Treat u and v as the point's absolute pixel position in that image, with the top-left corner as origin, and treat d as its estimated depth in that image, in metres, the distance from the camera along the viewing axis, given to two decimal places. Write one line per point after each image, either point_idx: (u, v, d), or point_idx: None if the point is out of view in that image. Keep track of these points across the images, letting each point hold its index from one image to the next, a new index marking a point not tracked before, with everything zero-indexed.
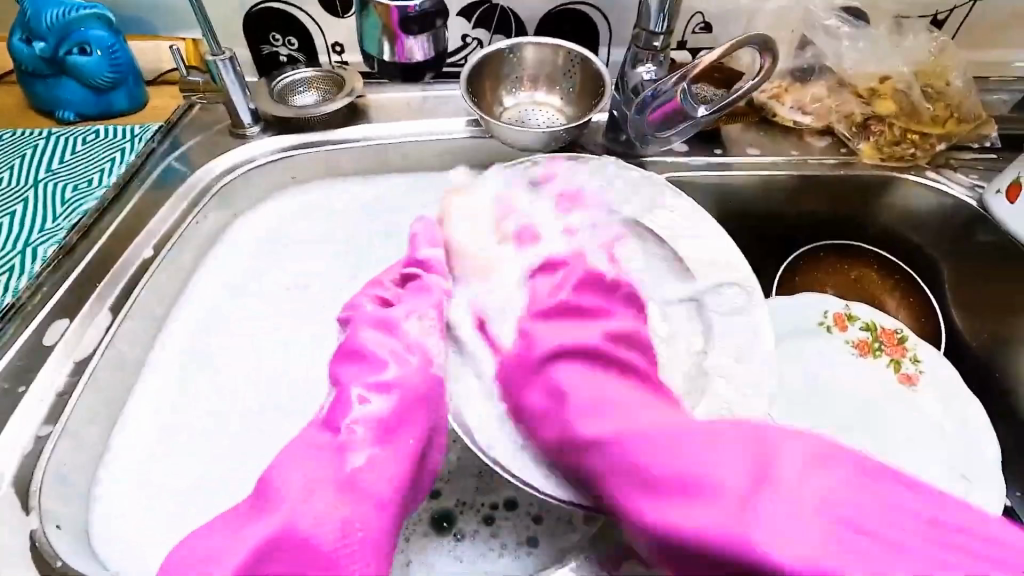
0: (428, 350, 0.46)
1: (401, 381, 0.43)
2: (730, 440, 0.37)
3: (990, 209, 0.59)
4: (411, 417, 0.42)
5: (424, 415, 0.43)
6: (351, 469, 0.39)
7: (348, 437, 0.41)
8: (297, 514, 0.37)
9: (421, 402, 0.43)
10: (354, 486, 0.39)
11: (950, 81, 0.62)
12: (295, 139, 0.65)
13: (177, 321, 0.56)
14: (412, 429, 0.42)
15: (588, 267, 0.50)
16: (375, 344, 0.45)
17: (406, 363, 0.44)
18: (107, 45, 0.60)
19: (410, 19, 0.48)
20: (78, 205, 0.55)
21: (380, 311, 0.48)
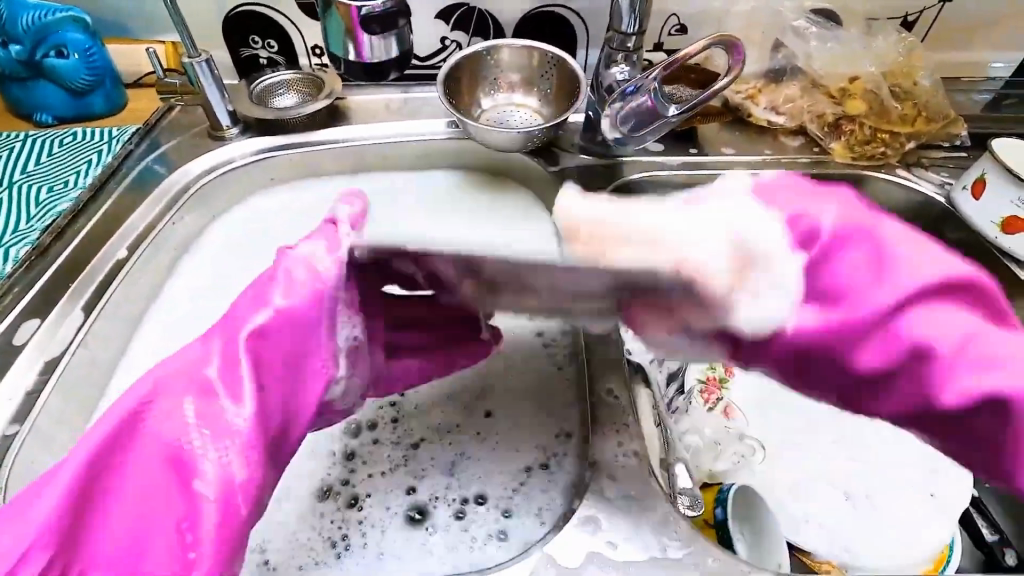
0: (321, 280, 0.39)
1: (284, 302, 0.38)
2: (941, 313, 0.36)
3: (957, 206, 0.59)
4: (289, 342, 0.38)
5: (303, 337, 0.38)
6: (210, 374, 0.36)
7: (213, 352, 0.36)
8: (143, 423, 0.34)
9: (303, 324, 0.38)
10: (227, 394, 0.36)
11: (918, 81, 0.63)
12: (273, 140, 0.65)
13: (152, 323, 0.56)
14: (291, 351, 0.38)
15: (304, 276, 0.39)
16: (280, 269, 0.39)
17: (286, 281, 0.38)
18: (84, 47, 0.60)
19: (373, 18, 0.49)
20: (52, 206, 0.56)
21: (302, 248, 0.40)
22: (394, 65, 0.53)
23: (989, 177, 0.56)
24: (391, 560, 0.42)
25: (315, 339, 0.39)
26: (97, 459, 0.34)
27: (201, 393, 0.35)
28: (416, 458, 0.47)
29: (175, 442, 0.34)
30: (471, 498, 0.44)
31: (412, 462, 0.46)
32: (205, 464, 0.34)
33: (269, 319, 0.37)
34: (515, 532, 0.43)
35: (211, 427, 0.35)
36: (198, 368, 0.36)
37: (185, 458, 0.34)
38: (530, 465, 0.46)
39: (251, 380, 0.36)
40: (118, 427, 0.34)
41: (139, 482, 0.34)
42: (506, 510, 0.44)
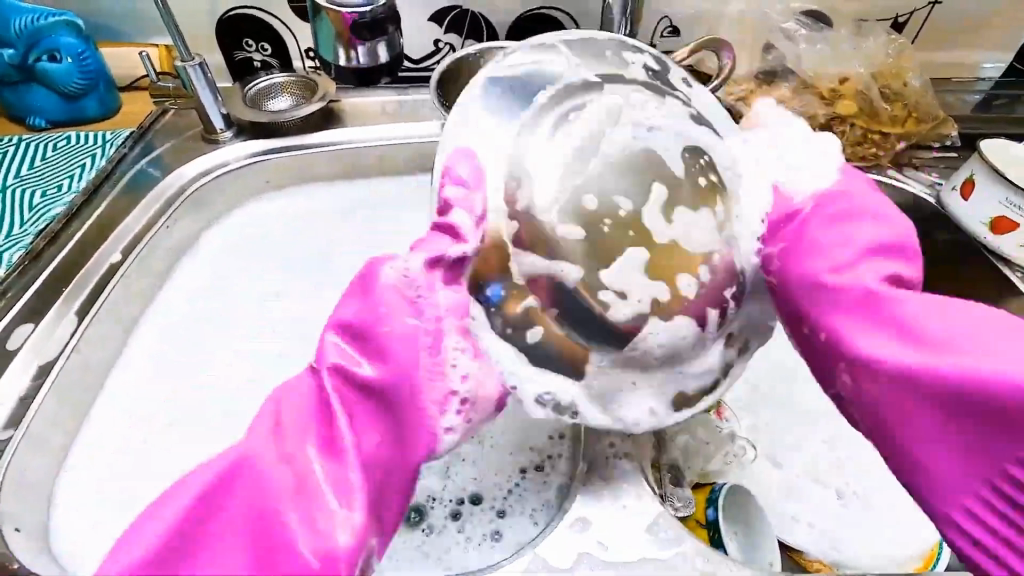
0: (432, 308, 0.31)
1: (389, 324, 0.30)
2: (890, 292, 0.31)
3: (947, 206, 0.60)
4: (399, 382, 0.30)
5: (416, 375, 0.30)
6: (315, 415, 0.30)
7: (334, 390, 0.30)
8: (263, 452, 0.29)
9: (414, 358, 0.30)
10: (324, 444, 0.30)
11: (907, 82, 0.63)
12: (267, 143, 0.65)
13: (148, 326, 0.56)
14: (401, 395, 0.30)
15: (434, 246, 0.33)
16: (388, 285, 0.31)
17: (383, 301, 0.31)
18: (77, 51, 0.61)
19: (362, 25, 0.49)
20: (46, 211, 0.56)
21: (404, 254, 0.32)
22: (384, 69, 0.53)
23: (978, 177, 0.56)
24: (386, 561, 0.42)
25: (434, 371, 0.30)
26: (204, 492, 0.28)
27: (303, 437, 0.29)
28: None
29: (264, 502, 0.28)
30: (465, 499, 0.45)
31: None
32: (298, 533, 0.27)
33: (370, 355, 0.31)
34: (508, 532, 0.43)
35: (300, 482, 0.28)
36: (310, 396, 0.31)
37: (281, 525, 0.27)
38: (523, 467, 0.46)
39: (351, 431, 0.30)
40: (224, 476, 0.28)
41: (236, 533, 0.28)
42: (500, 511, 0.44)
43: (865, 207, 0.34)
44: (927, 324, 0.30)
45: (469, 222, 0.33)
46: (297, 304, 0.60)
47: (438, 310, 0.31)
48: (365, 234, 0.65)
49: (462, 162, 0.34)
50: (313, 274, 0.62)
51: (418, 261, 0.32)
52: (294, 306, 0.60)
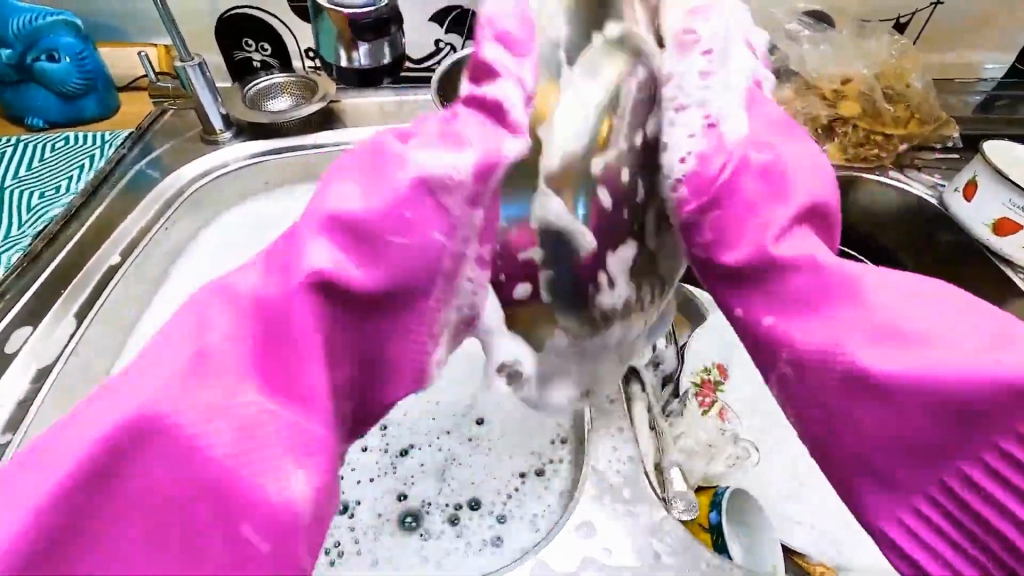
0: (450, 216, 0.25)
1: (396, 232, 0.24)
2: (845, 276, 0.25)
3: (949, 206, 0.59)
4: (404, 286, 0.24)
5: (425, 289, 0.25)
6: (263, 333, 0.22)
7: (311, 308, 0.22)
8: (176, 393, 0.20)
9: (421, 274, 0.24)
10: (277, 383, 0.21)
11: (910, 83, 0.63)
12: (265, 144, 0.65)
13: (147, 327, 0.56)
14: (395, 323, 0.25)
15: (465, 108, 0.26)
16: (394, 183, 0.24)
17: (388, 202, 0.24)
18: (76, 51, 0.60)
19: (365, 27, 0.49)
20: (44, 212, 0.56)
21: (403, 146, 0.25)
22: (387, 71, 0.53)
23: (981, 178, 0.56)
24: (384, 565, 0.42)
25: (446, 295, 0.26)
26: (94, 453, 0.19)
27: (248, 379, 0.21)
28: (411, 464, 0.47)
29: (191, 457, 0.19)
30: (464, 504, 0.45)
31: (405, 470, 0.46)
32: (240, 491, 0.19)
33: (363, 263, 0.23)
34: (508, 538, 0.43)
35: (246, 428, 0.20)
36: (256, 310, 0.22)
37: (203, 486, 0.19)
38: (523, 472, 0.46)
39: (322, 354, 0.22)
40: (127, 430, 0.19)
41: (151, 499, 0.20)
42: (500, 516, 0.44)
43: (798, 182, 0.27)
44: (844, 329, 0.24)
45: (512, 66, 0.25)
46: None
47: (456, 220, 0.25)
48: None
49: None
50: None
51: (466, 165, 0.25)
52: None
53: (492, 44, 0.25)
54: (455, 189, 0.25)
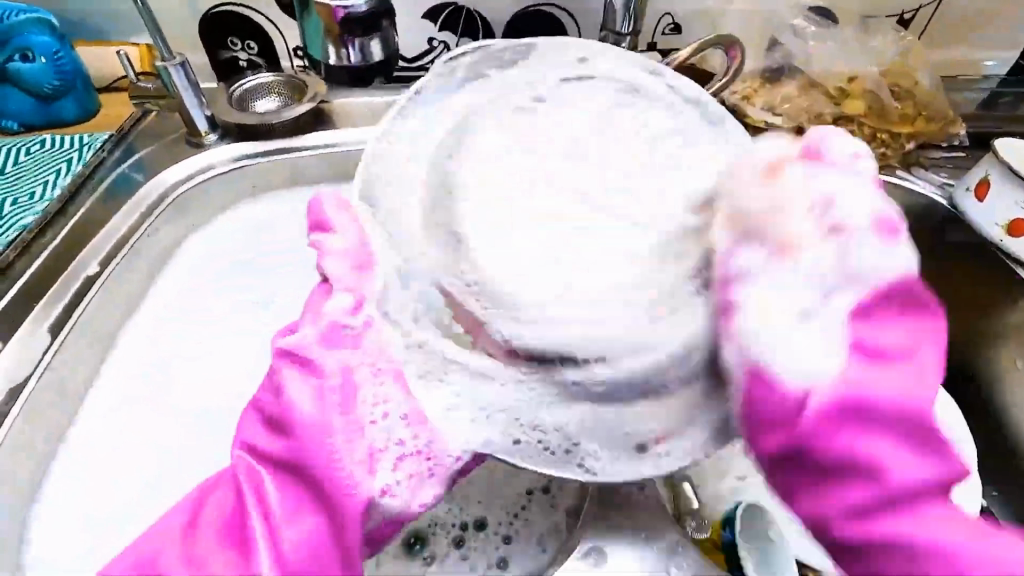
0: (351, 372, 0.34)
1: (294, 411, 0.32)
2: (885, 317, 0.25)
3: (961, 208, 0.57)
4: (301, 453, 0.32)
5: (323, 442, 0.32)
6: (234, 501, 0.32)
7: (242, 473, 0.32)
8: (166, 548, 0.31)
9: (324, 429, 0.32)
10: (234, 535, 0.31)
11: (917, 81, 0.62)
12: (251, 147, 0.62)
13: (129, 339, 0.53)
14: (314, 466, 0.31)
15: (320, 297, 0.37)
16: (286, 376, 0.34)
17: (287, 389, 0.33)
18: (50, 50, 0.57)
19: (353, 20, 0.47)
20: (17, 220, 0.53)
21: (306, 340, 0.35)
22: (376, 69, 0.51)
23: (993, 177, 0.54)
24: None
25: (347, 432, 0.32)
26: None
27: (220, 537, 0.31)
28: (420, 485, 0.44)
29: None
30: (470, 524, 0.42)
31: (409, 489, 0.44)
32: None
33: (273, 435, 0.33)
34: (515, 560, 0.41)
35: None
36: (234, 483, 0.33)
37: None
38: (530, 488, 0.43)
39: (262, 512, 0.31)
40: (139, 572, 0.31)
41: None
42: (506, 537, 0.42)
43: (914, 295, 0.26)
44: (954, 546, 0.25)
45: (345, 268, 0.36)
46: (288, 312, 0.57)
47: (342, 364, 0.34)
48: None
49: (333, 204, 0.39)
50: (300, 281, 0.59)
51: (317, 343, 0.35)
52: (284, 314, 0.57)
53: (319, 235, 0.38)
54: (323, 368, 0.34)
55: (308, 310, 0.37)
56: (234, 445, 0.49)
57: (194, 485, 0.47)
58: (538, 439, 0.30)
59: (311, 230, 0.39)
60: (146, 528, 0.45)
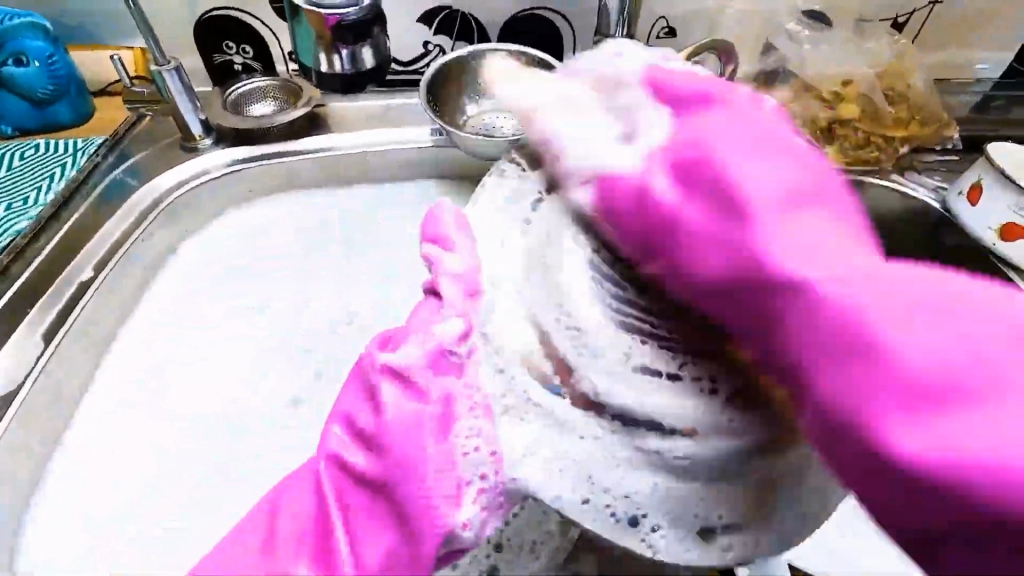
0: (453, 398, 0.30)
1: (388, 428, 0.29)
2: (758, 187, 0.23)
3: (955, 212, 0.58)
4: (393, 476, 0.29)
5: (417, 470, 0.29)
6: (312, 511, 0.31)
7: (329, 483, 0.31)
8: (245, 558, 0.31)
9: (414, 460, 0.29)
10: (317, 550, 0.30)
11: (911, 83, 0.62)
12: (245, 152, 0.62)
13: (124, 344, 0.53)
14: (404, 493, 0.29)
15: (426, 314, 0.33)
16: (381, 393, 0.30)
17: (381, 408, 0.30)
18: (44, 54, 0.57)
19: (344, 28, 0.47)
20: (11, 225, 0.53)
21: (403, 355, 0.30)
22: (369, 76, 0.51)
23: (985, 182, 0.54)
24: None
25: (442, 459, 0.29)
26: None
27: (299, 543, 0.31)
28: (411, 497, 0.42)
29: None
30: None
31: None
32: None
33: (366, 452, 0.30)
34: (505, 568, 0.41)
35: None
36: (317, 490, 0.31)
37: None
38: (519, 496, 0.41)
39: (343, 531, 0.30)
40: None
41: None
42: (496, 545, 0.41)
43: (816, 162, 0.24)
44: (902, 352, 0.19)
45: (458, 292, 0.32)
46: (284, 317, 0.57)
47: (445, 394, 0.30)
48: (353, 247, 0.62)
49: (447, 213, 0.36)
50: (296, 286, 0.59)
51: (417, 362, 0.30)
52: (280, 319, 0.57)
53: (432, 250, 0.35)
54: (425, 393, 0.30)
55: (412, 325, 0.32)
56: (229, 451, 0.49)
57: (190, 490, 0.47)
58: (608, 503, 0.28)
59: (425, 243, 0.35)
60: (142, 533, 0.45)
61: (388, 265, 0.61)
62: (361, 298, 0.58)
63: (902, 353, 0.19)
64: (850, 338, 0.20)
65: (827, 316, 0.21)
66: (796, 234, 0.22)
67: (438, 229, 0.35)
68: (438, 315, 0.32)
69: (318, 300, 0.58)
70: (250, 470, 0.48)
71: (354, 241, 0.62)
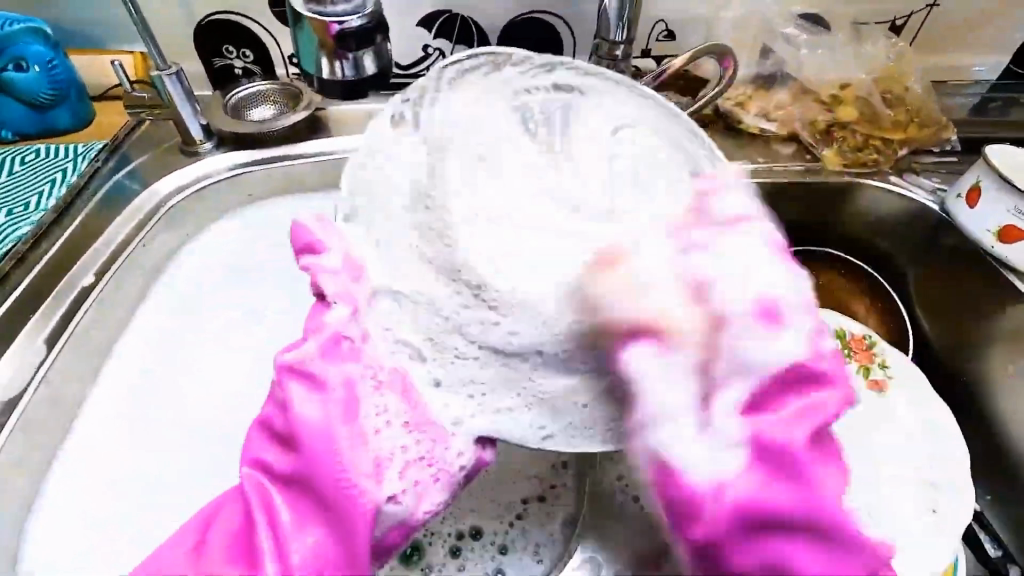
0: (358, 389, 0.32)
1: (299, 425, 0.30)
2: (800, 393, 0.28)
3: (953, 214, 0.58)
4: (311, 471, 0.30)
5: (338, 457, 0.30)
6: (235, 518, 0.31)
7: (252, 488, 0.31)
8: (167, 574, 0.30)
9: (329, 442, 0.30)
10: (244, 549, 0.30)
11: (909, 87, 0.62)
12: (247, 155, 0.62)
13: (123, 351, 0.53)
14: (322, 486, 0.29)
15: (320, 315, 0.33)
16: (297, 389, 0.31)
17: (297, 403, 0.30)
18: (45, 60, 0.57)
19: (347, 35, 0.47)
20: (12, 231, 0.53)
21: (309, 350, 0.32)
22: (370, 83, 0.51)
23: (984, 184, 0.54)
24: None
25: (355, 443, 0.30)
26: None
27: (224, 557, 0.30)
28: None
29: None
30: (465, 533, 0.42)
31: None
32: None
33: (285, 450, 0.31)
34: (512, 570, 0.41)
35: None
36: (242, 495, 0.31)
37: None
38: (525, 497, 0.43)
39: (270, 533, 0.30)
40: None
41: None
42: (502, 547, 0.41)
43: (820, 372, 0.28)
44: (840, 513, 0.27)
45: (341, 287, 0.34)
46: (285, 321, 0.57)
47: (346, 380, 0.31)
48: None
49: (323, 225, 0.37)
50: (297, 290, 0.59)
51: (322, 353, 0.32)
52: (281, 323, 0.57)
53: (310, 257, 0.36)
54: (333, 383, 0.31)
55: (311, 329, 0.33)
56: (233, 455, 0.50)
57: (192, 498, 0.47)
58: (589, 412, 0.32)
59: (299, 253, 0.36)
60: (145, 539, 0.45)
61: None
62: None
63: (836, 514, 0.27)
64: (772, 452, 0.27)
65: (801, 479, 0.27)
66: (792, 408, 0.28)
67: (314, 236, 0.36)
68: (342, 318, 0.33)
69: None
70: None
71: None
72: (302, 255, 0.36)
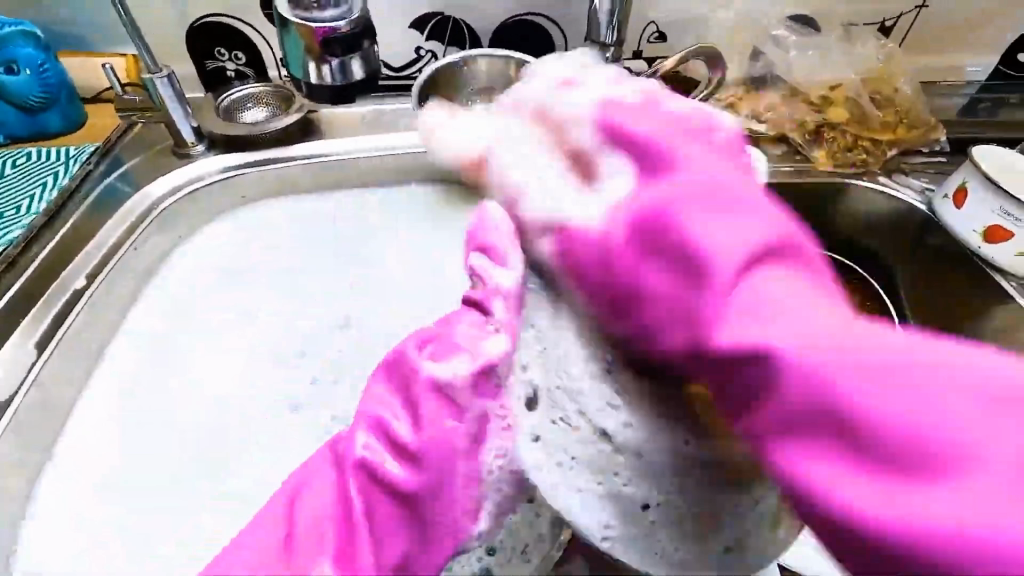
0: (488, 410, 0.28)
1: (431, 441, 0.28)
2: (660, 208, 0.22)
3: (940, 215, 0.58)
4: (435, 488, 0.28)
5: (455, 481, 0.28)
6: (330, 512, 0.27)
7: (355, 486, 0.28)
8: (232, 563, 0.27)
9: (449, 461, 0.28)
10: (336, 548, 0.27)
11: (898, 88, 0.63)
12: (239, 158, 0.63)
13: (113, 355, 0.53)
14: (436, 506, 0.28)
15: (475, 327, 0.30)
16: (434, 396, 0.28)
17: (429, 406, 0.28)
18: (36, 62, 0.57)
19: (333, 40, 0.47)
20: (3, 234, 0.53)
21: (454, 358, 0.29)
22: (358, 88, 0.51)
23: (971, 185, 0.55)
24: None
25: (469, 477, 0.28)
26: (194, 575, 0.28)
27: (317, 548, 0.27)
28: None
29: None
30: None
31: None
32: None
33: (402, 460, 0.28)
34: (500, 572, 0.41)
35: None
36: (334, 488, 0.28)
37: None
38: None
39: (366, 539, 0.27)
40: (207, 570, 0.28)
41: None
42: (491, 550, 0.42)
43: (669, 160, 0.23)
44: (924, 436, 0.18)
45: (502, 308, 0.30)
46: (277, 323, 0.57)
47: (483, 409, 0.28)
48: (346, 253, 0.62)
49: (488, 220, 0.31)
50: (289, 292, 0.59)
51: (466, 370, 0.28)
52: (273, 324, 0.57)
53: (478, 261, 0.31)
54: (469, 408, 0.28)
55: (456, 341, 0.30)
56: (223, 456, 0.50)
57: (184, 500, 0.47)
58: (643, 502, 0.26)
59: (472, 250, 0.32)
60: (134, 541, 0.45)
61: (381, 272, 0.61)
62: (353, 307, 0.59)
63: (863, 408, 0.18)
64: (750, 264, 0.20)
65: (742, 320, 0.20)
66: (718, 251, 0.20)
67: (488, 230, 0.31)
68: (494, 334, 0.29)
69: (310, 307, 0.58)
70: (244, 474, 0.49)
71: (346, 246, 0.62)
72: (472, 251, 0.32)
